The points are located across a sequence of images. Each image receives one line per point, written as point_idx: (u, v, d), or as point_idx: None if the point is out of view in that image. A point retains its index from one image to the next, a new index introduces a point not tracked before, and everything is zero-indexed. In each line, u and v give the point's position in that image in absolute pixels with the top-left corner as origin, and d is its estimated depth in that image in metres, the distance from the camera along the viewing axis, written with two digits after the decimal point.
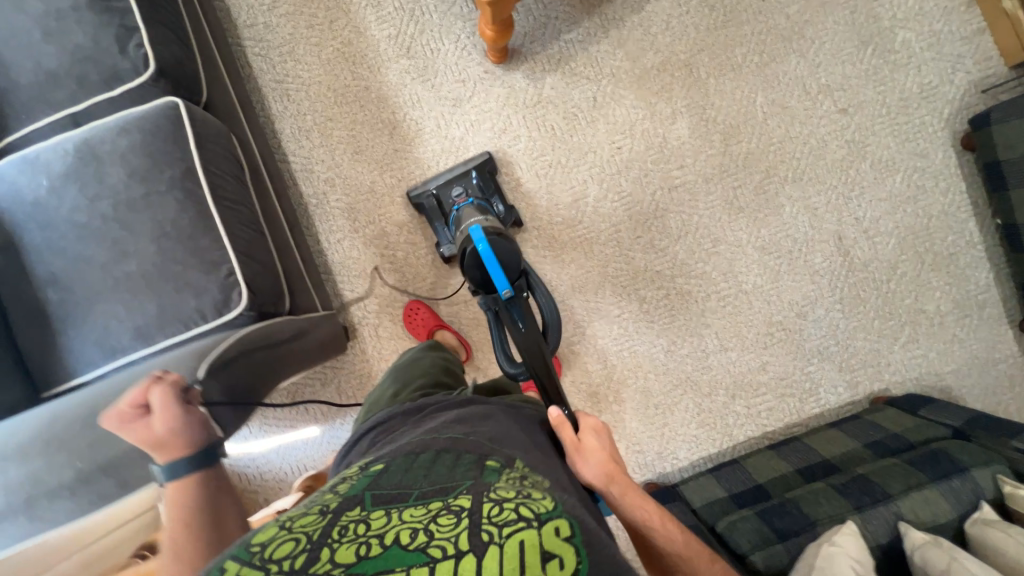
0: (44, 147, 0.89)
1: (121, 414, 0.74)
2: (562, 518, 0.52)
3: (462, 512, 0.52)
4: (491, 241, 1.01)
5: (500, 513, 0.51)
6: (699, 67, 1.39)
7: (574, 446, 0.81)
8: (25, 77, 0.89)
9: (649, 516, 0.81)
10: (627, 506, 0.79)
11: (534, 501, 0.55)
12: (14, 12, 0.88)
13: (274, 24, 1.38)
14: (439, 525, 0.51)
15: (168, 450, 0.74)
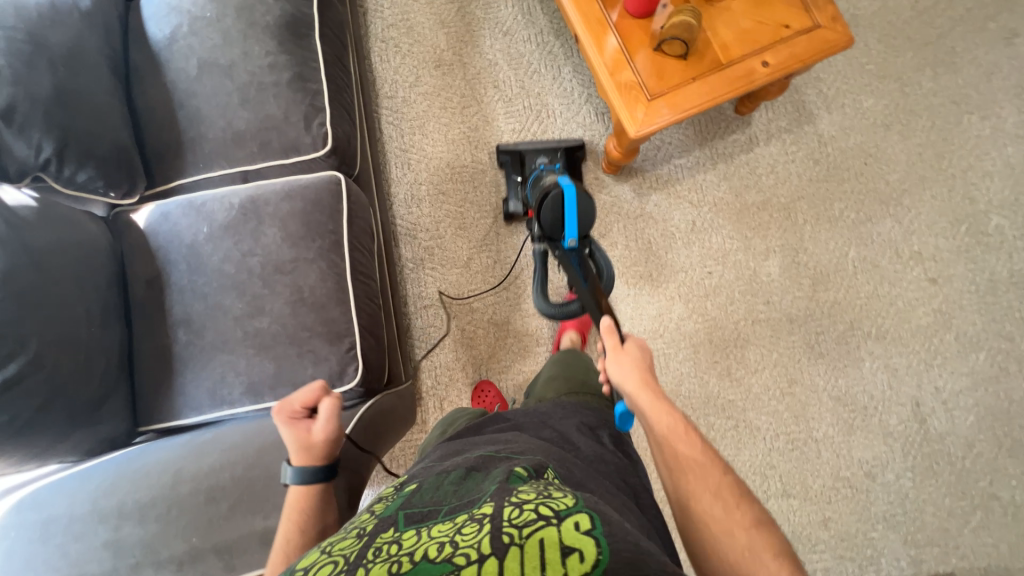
0: (212, 197, 0.96)
1: (290, 410, 0.74)
2: (583, 513, 0.48)
3: (485, 518, 0.49)
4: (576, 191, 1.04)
5: (520, 514, 0.48)
6: (797, 213, 1.46)
7: (614, 347, 0.84)
8: (214, 132, 0.97)
9: (671, 428, 0.71)
10: (650, 409, 0.74)
11: (556, 500, 0.51)
12: (222, 76, 0.98)
13: (411, 99, 1.49)
14: (464, 535, 0.47)
15: (307, 457, 0.72)
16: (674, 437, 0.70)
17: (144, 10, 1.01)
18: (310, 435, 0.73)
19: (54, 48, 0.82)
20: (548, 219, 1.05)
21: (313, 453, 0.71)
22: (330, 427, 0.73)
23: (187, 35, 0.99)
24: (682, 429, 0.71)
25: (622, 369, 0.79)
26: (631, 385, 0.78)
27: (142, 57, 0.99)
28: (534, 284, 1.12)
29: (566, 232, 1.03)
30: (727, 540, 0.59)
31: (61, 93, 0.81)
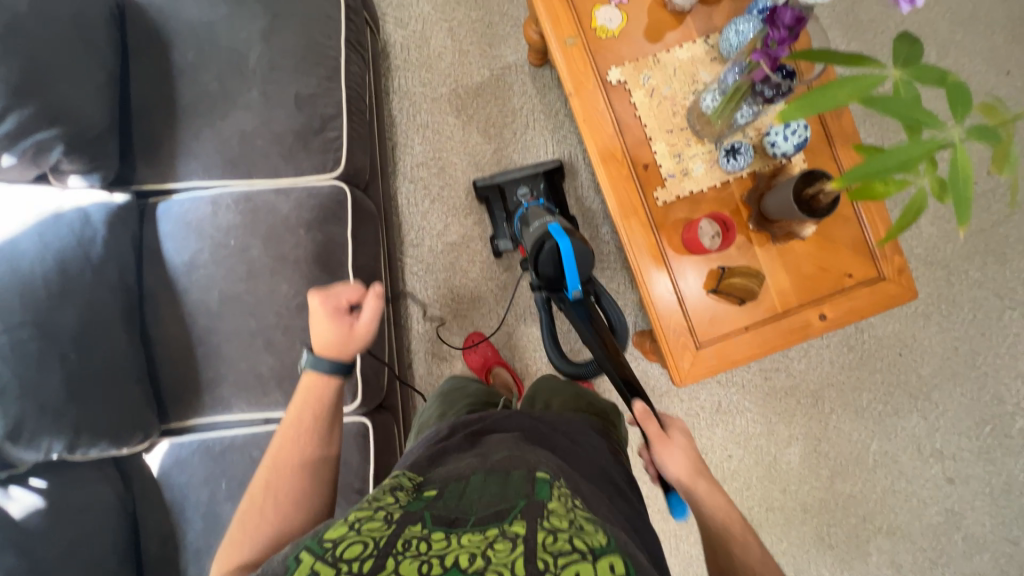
0: (231, 447, 0.90)
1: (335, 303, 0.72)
2: (616, 553, 0.46)
3: (519, 537, 0.46)
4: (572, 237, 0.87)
5: (555, 542, 0.45)
6: (824, 401, 1.43)
7: (657, 433, 0.73)
8: (234, 374, 0.90)
9: (721, 501, 0.69)
10: (704, 495, 0.69)
11: (589, 534, 0.48)
12: (245, 312, 0.89)
13: (438, 249, 1.39)
14: (497, 551, 0.45)
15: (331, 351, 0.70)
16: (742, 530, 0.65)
17: (162, 225, 0.91)
18: (351, 332, 0.71)
19: (63, 328, 0.74)
20: (548, 272, 0.90)
21: (349, 348, 0.71)
22: (371, 325, 0.72)
23: (208, 262, 0.90)
24: (733, 516, 0.66)
25: (674, 460, 0.70)
26: (692, 480, 0.70)
27: (157, 281, 0.90)
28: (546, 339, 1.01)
29: (568, 283, 0.87)
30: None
31: (72, 385, 0.74)
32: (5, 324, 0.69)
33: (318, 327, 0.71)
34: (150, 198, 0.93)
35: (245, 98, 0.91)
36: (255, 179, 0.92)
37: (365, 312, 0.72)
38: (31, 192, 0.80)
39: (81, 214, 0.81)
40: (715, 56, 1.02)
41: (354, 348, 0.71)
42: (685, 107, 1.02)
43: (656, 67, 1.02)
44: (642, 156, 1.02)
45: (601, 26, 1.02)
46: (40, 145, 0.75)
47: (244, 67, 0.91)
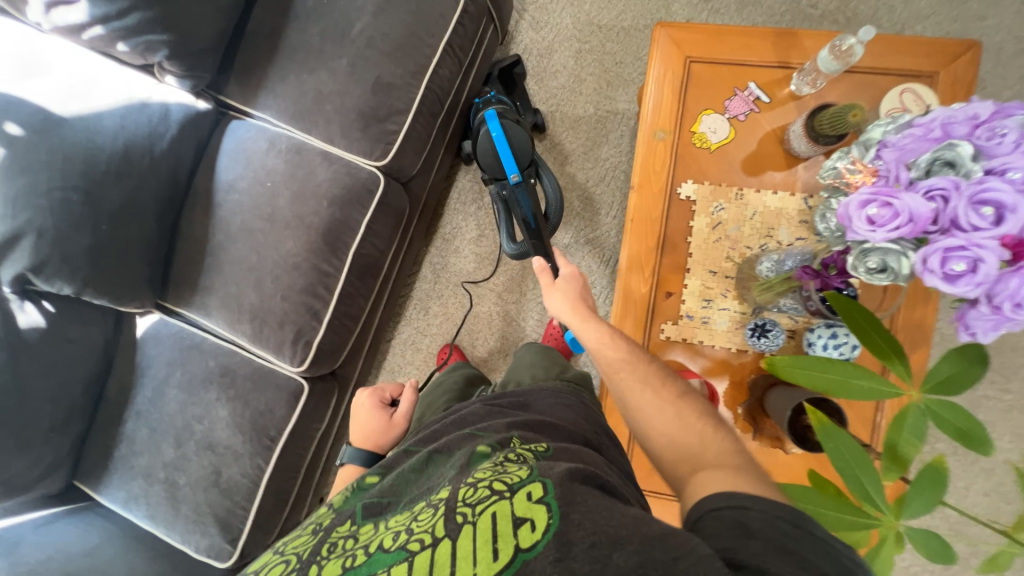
0: (198, 348, 1.02)
1: (376, 391, 0.93)
2: (536, 480, 0.50)
3: (439, 504, 0.52)
4: (505, 124, 1.02)
5: (474, 494, 0.50)
6: None
7: (547, 281, 0.81)
8: (223, 292, 1.00)
9: (601, 339, 0.72)
10: (594, 341, 0.73)
11: (510, 473, 0.53)
12: (252, 248, 0.98)
13: (463, 251, 1.41)
14: (419, 523, 0.50)
15: (365, 441, 0.88)
16: (613, 339, 0.72)
17: (225, 142, 1.00)
18: (389, 423, 0.90)
19: (105, 204, 0.86)
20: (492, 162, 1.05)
21: (385, 439, 0.89)
22: (404, 416, 0.91)
23: (243, 191, 0.98)
24: (610, 338, 0.72)
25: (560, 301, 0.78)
26: (573, 316, 0.76)
27: (202, 187, 1.01)
28: (501, 229, 1.11)
29: (507, 166, 1.01)
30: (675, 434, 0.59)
31: (94, 251, 0.87)
32: (64, 184, 0.82)
33: (365, 421, 0.90)
34: (229, 113, 1.03)
35: (334, 63, 0.95)
36: (314, 138, 0.98)
37: (401, 407, 0.91)
38: (135, 77, 0.91)
39: (163, 110, 0.92)
40: (807, 220, 0.89)
41: (386, 437, 0.89)
42: (743, 256, 0.91)
43: (734, 202, 0.91)
44: (671, 281, 0.94)
45: (701, 133, 0.92)
46: (149, 45, 0.85)
47: (346, 34, 0.94)
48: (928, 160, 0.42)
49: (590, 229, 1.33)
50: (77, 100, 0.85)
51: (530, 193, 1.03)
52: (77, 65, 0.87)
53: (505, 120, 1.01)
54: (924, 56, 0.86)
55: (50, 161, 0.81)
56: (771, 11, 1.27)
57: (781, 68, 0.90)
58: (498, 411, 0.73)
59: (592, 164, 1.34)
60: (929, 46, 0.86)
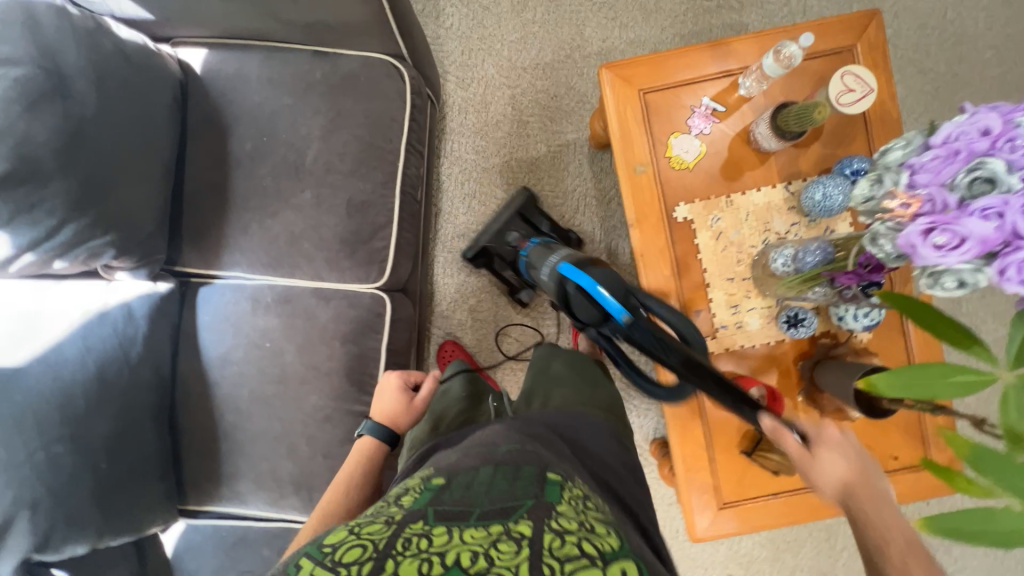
0: (243, 543, 0.91)
1: (403, 378, 0.85)
2: (629, 559, 0.42)
3: (523, 539, 0.41)
4: (590, 266, 0.77)
5: (563, 546, 0.41)
6: (839, 536, 1.33)
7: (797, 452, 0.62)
8: (254, 473, 0.90)
9: (848, 470, 0.61)
10: (842, 469, 0.61)
11: (598, 537, 0.44)
12: (271, 416, 0.89)
13: (468, 323, 1.36)
14: (501, 552, 0.40)
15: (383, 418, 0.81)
16: (875, 503, 0.59)
17: (201, 315, 0.90)
18: (410, 406, 0.83)
19: (97, 440, 0.74)
20: (586, 313, 0.78)
21: (404, 421, 0.82)
22: (426, 402, 0.84)
23: (240, 359, 0.89)
24: (868, 496, 0.59)
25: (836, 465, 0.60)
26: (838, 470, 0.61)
27: (191, 371, 0.90)
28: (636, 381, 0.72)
29: (612, 309, 0.72)
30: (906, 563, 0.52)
31: (101, 496, 0.74)
32: (43, 440, 0.70)
33: (383, 397, 0.84)
34: (191, 280, 0.93)
35: (298, 199, 0.88)
36: (299, 280, 0.91)
37: (423, 391, 0.84)
38: (82, 287, 0.80)
39: (125, 310, 0.81)
40: (795, 205, 0.95)
41: (404, 418, 0.82)
42: (751, 255, 0.95)
43: (727, 209, 0.95)
44: (697, 301, 0.96)
45: (677, 157, 0.95)
46: (92, 251, 0.74)
47: (300, 165, 0.88)
48: (968, 178, 0.46)
49: None
50: (26, 339, 0.72)
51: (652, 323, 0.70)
52: (4, 298, 0.73)
53: (589, 261, 0.78)
54: (840, 33, 0.94)
55: (19, 421, 0.68)
56: (674, 13, 1.34)
57: (726, 76, 0.95)
58: (547, 438, 0.66)
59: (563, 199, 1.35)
60: (841, 22, 0.94)
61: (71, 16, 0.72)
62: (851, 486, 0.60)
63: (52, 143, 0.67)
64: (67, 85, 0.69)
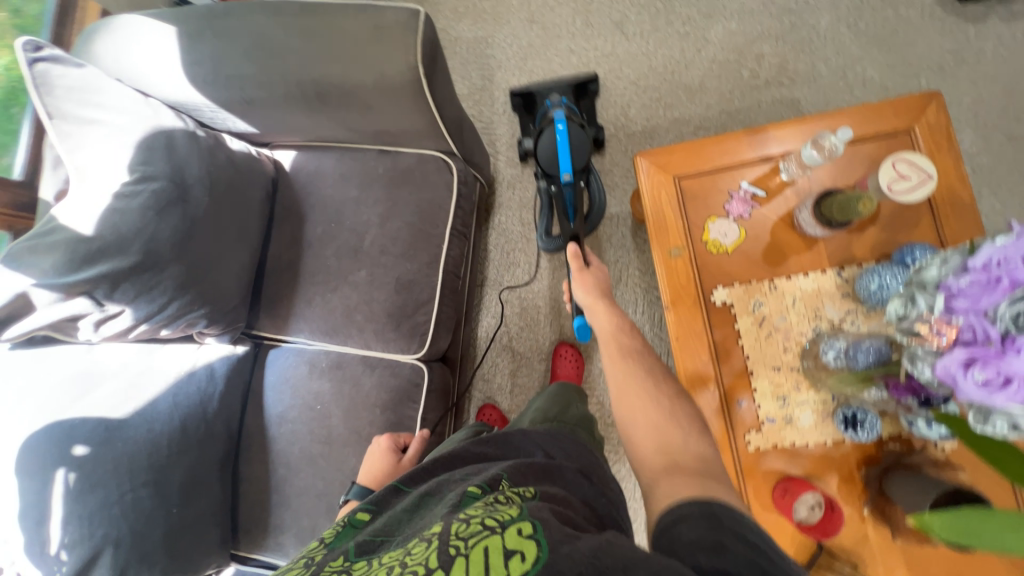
0: None
1: (390, 439, 0.90)
2: (528, 518, 0.44)
3: (432, 536, 0.44)
4: (570, 127, 1.05)
5: (466, 527, 0.44)
6: None
7: (577, 267, 0.88)
8: (294, 529, 0.96)
9: (611, 327, 0.79)
10: (603, 313, 0.82)
11: (502, 509, 0.46)
12: (315, 475, 0.96)
13: (507, 387, 1.37)
14: (411, 555, 0.43)
15: (368, 478, 0.85)
16: (619, 332, 0.78)
17: (268, 375, 1.03)
18: (395, 466, 0.86)
19: (172, 486, 0.85)
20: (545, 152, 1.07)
21: (389, 481, 0.85)
22: (410, 465, 0.87)
23: (295, 419, 0.99)
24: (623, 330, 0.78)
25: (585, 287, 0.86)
26: (592, 300, 0.84)
27: (254, 427, 1.01)
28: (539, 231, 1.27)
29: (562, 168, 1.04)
30: (659, 395, 0.66)
31: (169, 539, 0.84)
32: (132, 484, 0.81)
33: (370, 460, 0.87)
34: (263, 343, 1.07)
35: (354, 277, 1.00)
36: (350, 348, 1.00)
37: (410, 450, 0.88)
38: (178, 349, 0.95)
39: (208, 370, 0.95)
40: (849, 292, 0.89)
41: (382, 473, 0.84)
42: (800, 343, 0.89)
43: (770, 294, 0.91)
44: (738, 390, 0.91)
45: (713, 240, 0.94)
46: (189, 320, 0.89)
47: (359, 248, 1.00)
48: (1010, 312, 0.41)
49: None
50: (132, 391, 0.86)
51: (577, 194, 1.06)
52: (119, 358, 0.88)
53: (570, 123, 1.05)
54: (895, 115, 0.91)
55: (116, 466, 0.80)
56: (720, 91, 1.37)
57: (766, 161, 0.95)
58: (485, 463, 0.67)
59: None
60: (891, 106, 0.91)
61: (199, 137, 0.91)
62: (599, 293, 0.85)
63: (172, 238, 0.84)
64: (187, 192, 0.87)
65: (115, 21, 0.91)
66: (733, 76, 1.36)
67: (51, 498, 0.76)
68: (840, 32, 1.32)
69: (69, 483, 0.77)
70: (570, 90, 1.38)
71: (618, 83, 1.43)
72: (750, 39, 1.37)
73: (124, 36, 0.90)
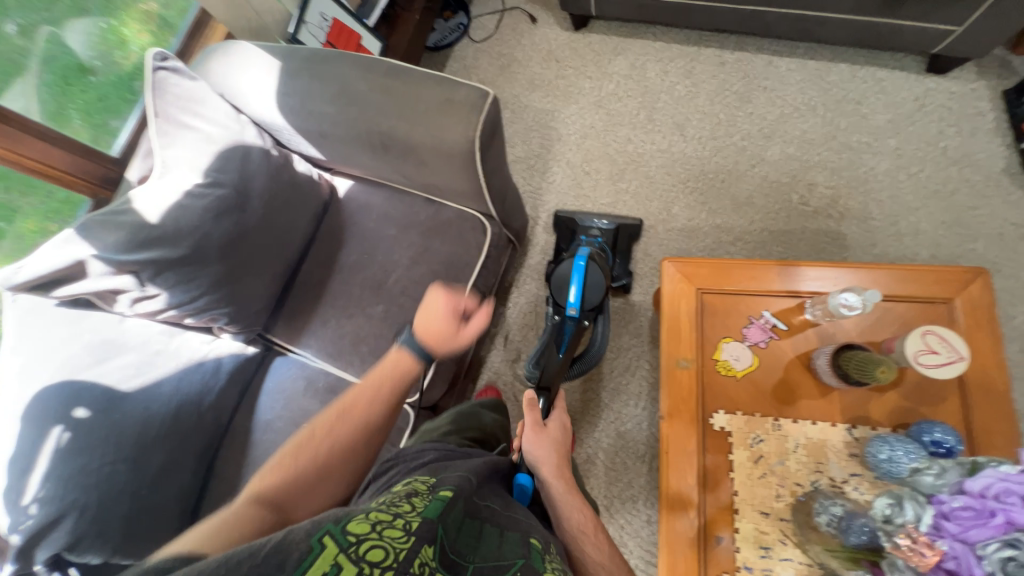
0: None
1: (455, 297, 0.90)
2: None
3: None
4: (587, 264, 1.07)
5: None
6: None
7: (530, 425, 0.86)
8: None
9: (569, 496, 0.79)
10: (561, 500, 0.78)
11: None
12: None
13: None
14: None
15: (426, 332, 0.87)
16: (570, 499, 0.78)
17: (268, 380, 1.07)
18: (452, 334, 0.88)
19: (149, 468, 0.88)
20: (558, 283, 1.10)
21: (443, 343, 0.87)
22: (470, 337, 0.90)
23: (279, 429, 1.02)
24: (587, 526, 0.76)
25: (536, 448, 0.83)
26: (545, 466, 0.81)
27: (240, 426, 1.04)
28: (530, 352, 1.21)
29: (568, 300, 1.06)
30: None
31: (129, 519, 0.84)
32: (113, 457, 0.84)
33: (430, 315, 0.88)
34: (273, 348, 1.12)
35: (371, 309, 1.05)
36: (348, 375, 1.04)
37: (474, 320, 0.91)
38: (194, 338, 1.01)
39: (216, 364, 1.00)
40: (857, 452, 0.84)
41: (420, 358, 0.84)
42: (795, 493, 0.85)
43: (773, 432, 0.88)
44: (720, 525, 0.86)
45: (724, 361, 0.93)
46: (212, 315, 0.96)
47: (382, 283, 1.06)
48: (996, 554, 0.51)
49: (617, 423, 1.31)
50: (143, 369, 0.92)
51: (577, 331, 1.08)
52: (142, 335, 0.95)
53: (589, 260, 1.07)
54: (935, 282, 0.89)
55: (105, 436, 0.84)
56: (765, 210, 1.38)
57: (794, 297, 0.94)
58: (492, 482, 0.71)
59: (614, 355, 1.37)
60: (933, 274, 0.89)
61: (272, 156, 1.01)
62: (559, 455, 0.84)
63: (222, 240, 0.92)
64: (246, 202, 0.95)
65: (233, 45, 1.05)
66: (782, 197, 1.38)
67: (41, 454, 0.80)
68: (898, 179, 1.32)
69: (61, 442, 0.81)
70: (612, 231, 1.39)
71: (667, 179, 1.47)
72: (805, 167, 1.39)
73: (236, 60, 1.02)
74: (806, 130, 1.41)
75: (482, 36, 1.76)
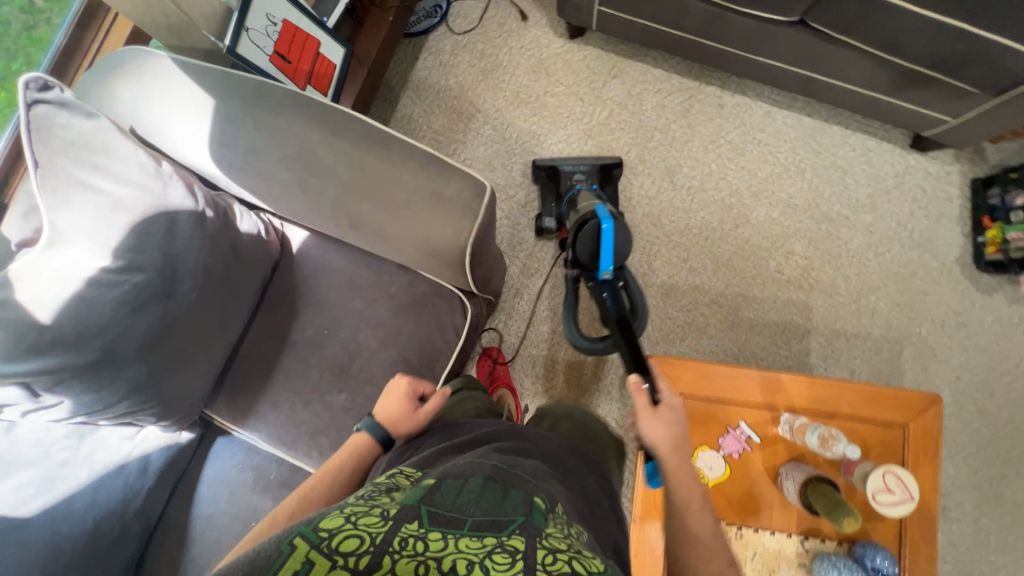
0: None
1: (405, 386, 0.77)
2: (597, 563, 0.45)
3: (517, 552, 0.42)
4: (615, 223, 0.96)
5: (552, 562, 0.42)
6: None
7: (644, 405, 0.79)
8: None
9: (686, 480, 0.77)
10: (677, 478, 0.76)
11: (586, 557, 0.45)
12: None
13: None
14: (496, 563, 0.41)
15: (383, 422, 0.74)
16: (695, 503, 0.76)
17: (208, 468, 0.94)
18: (411, 414, 0.76)
19: None
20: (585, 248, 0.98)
21: (405, 427, 0.75)
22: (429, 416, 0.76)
23: (223, 528, 0.90)
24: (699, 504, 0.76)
25: (657, 431, 0.77)
26: (664, 449, 0.77)
27: (175, 522, 0.91)
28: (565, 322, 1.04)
29: (602, 263, 0.95)
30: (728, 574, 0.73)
31: None
32: None
33: (385, 400, 0.76)
34: (213, 428, 0.98)
35: (332, 397, 0.93)
36: (306, 469, 0.93)
37: (428, 402, 0.77)
38: (114, 432, 0.85)
39: (142, 463, 0.86)
40: (805, 562, 0.92)
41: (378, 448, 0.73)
42: None
43: (735, 541, 0.93)
44: None
45: (697, 470, 0.94)
46: (135, 417, 0.80)
47: (346, 368, 0.94)
48: None
49: None
50: (48, 484, 0.76)
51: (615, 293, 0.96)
52: (43, 441, 0.78)
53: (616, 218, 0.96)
54: (896, 406, 0.94)
55: (2, 574, 0.70)
56: (743, 274, 1.38)
57: (770, 409, 0.95)
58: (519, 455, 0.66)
59: None
60: (896, 399, 0.94)
61: (206, 220, 0.81)
62: (674, 440, 0.77)
63: (144, 337, 0.76)
64: (175, 287, 0.78)
65: (150, 61, 0.79)
66: (760, 262, 1.38)
67: None
68: (867, 257, 1.36)
69: None
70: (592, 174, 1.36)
71: (652, 230, 1.41)
72: (785, 234, 1.38)
73: (155, 87, 0.78)
74: (791, 194, 1.39)
75: (463, 28, 1.51)
